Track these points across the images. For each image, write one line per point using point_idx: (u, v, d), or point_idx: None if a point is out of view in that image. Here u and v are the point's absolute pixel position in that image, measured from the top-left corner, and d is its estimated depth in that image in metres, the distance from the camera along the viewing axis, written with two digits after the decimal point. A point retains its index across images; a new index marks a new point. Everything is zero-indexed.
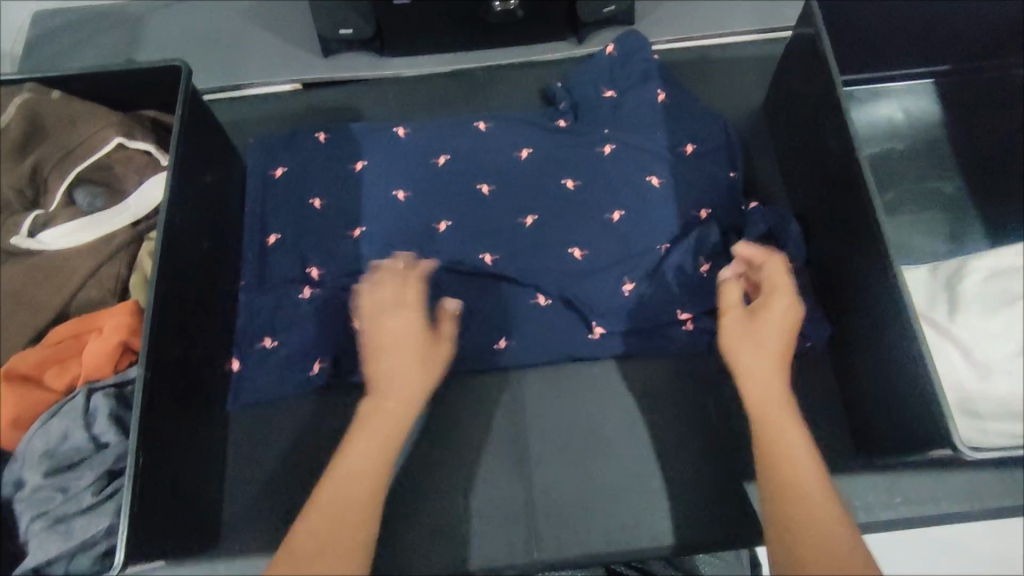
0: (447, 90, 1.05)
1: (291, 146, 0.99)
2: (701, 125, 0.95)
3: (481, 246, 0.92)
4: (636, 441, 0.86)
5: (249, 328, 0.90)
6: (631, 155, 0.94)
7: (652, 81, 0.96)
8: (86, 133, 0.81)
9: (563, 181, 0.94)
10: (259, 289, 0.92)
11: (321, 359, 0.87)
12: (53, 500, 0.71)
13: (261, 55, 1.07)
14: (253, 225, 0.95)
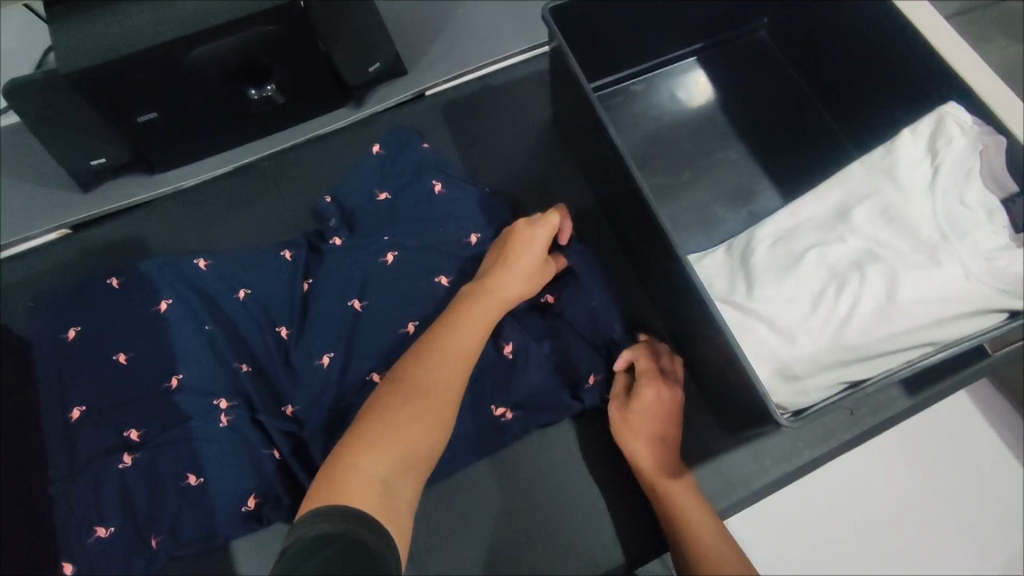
0: (233, 191, 0.98)
1: (75, 302, 0.89)
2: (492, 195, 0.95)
3: (312, 347, 0.86)
4: (519, 495, 0.84)
5: (71, 522, 0.79)
6: (438, 212, 0.93)
7: (426, 174, 0.95)
8: None
9: (382, 257, 0.90)
10: (71, 474, 0.80)
11: (160, 535, 0.79)
12: None
13: (8, 210, 0.95)
14: (49, 403, 0.84)
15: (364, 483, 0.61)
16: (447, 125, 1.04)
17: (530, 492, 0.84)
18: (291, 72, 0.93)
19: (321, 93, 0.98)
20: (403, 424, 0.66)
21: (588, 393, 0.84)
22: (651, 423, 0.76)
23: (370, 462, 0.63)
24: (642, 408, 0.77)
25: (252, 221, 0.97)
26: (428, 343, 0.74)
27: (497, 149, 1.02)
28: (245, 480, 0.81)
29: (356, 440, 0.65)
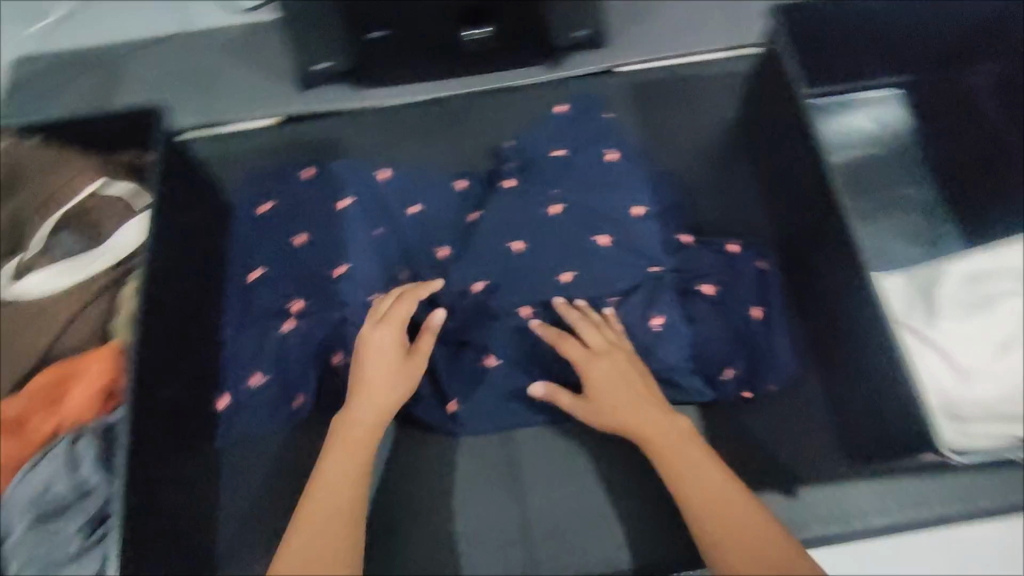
0: (423, 117, 1.05)
1: (279, 180, 0.99)
2: None
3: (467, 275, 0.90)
4: (631, 466, 0.86)
5: (235, 363, 0.90)
6: (615, 182, 0.92)
7: (605, 142, 0.97)
8: (66, 178, 0.79)
9: (550, 207, 0.90)
10: (243, 325, 0.91)
11: (304, 396, 0.88)
12: (42, 548, 0.62)
13: (240, 91, 1.08)
14: (236, 260, 0.95)
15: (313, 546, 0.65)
16: (633, 102, 1.06)
17: (641, 464, 0.86)
18: (506, 23, 1.02)
19: (526, 48, 1.05)
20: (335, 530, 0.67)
21: (725, 383, 0.84)
22: (605, 388, 0.76)
23: (298, 545, 0.65)
24: (593, 379, 0.76)
25: (438, 150, 1.04)
26: (338, 435, 0.74)
27: (675, 136, 1.04)
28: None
29: (317, 514, 0.68)
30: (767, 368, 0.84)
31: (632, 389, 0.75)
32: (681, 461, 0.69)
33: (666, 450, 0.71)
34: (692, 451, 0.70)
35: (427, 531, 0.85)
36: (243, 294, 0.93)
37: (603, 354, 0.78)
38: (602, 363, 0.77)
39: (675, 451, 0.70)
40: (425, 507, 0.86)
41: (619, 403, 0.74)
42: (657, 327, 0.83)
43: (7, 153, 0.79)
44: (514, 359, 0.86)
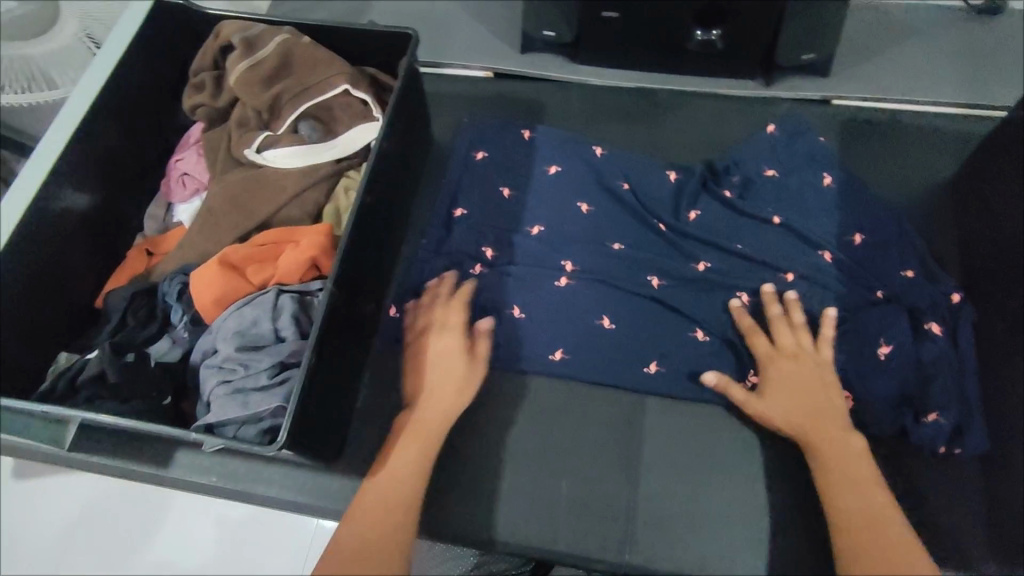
0: (628, 103, 1.09)
1: (486, 130, 1.03)
2: (873, 214, 0.91)
3: (638, 260, 0.90)
4: (760, 489, 0.80)
5: (404, 277, 0.94)
6: (815, 202, 0.93)
7: (818, 166, 0.95)
8: (323, 75, 0.89)
9: (770, 217, 0.91)
10: (430, 246, 0.95)
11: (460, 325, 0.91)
12: (237, 371, 0.70)
13: (466, 41, 1.16)
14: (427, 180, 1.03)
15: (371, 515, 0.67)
16: (841, 137, 1.03)
17: (771, 495, 0.80)
18: (737, 31, 1.01)
19: (746, 60, 1.06)
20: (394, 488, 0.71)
21: (924, 427, 0.78)
22: (821, 377, 0.78)
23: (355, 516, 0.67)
24: (776, 369, 0.79)
25: (634, 136, 1.06)
26: (414, 424, 0.77)
27: (881, 183, 0.99)
28: (536, 333, 0.88)
29: (370, 496, 0.70)
30: (963, 434, 0.78)
31: (818, 390, 0.77)
32: (853, 481, 0.70)
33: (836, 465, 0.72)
34: (863, 463, 0.72)
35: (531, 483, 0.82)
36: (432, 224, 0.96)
37: (788, 356, 0.80)
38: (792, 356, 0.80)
39: (845, 467, 0.72)
40: (536, 456, 0.84)
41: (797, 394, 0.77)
42: (882, 354, 0.82)
43: (281, 41, 0.88)
44: (664, 348, 0.86)
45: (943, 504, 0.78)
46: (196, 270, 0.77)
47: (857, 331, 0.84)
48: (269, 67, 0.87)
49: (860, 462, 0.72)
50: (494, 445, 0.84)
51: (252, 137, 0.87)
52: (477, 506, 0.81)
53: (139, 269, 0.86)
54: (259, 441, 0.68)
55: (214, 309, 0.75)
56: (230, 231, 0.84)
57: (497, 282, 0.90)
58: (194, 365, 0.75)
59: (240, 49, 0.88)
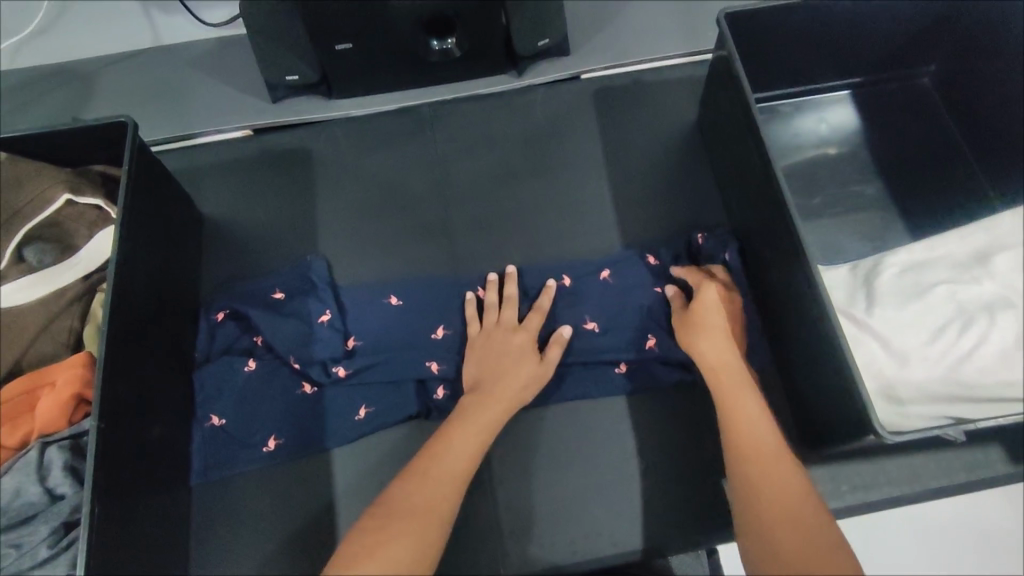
0: (394, 127, 1.09)
1: (244, 230, 1.01)
2: (627, 192, 1.03)
3: (445, 297, 0.94)
4: (598, 459, 0.88)
5: (211, 352, 0.91)
6: (583, 193, 1.04)
7: (582, 169, 1.06)
8: (35, 192, 0.79)
9: (541, 239, 1.00)
10: (228, 317, 0.92)
11: (278, 436, 0.86)
12: (7, 556, 0.62)
13: (210, 103, 1.09)
14: (212, 250, 1.00)
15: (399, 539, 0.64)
16: (598, 109, 1.10)
17: (607, 464, 0.88)
18: (472, 32, 1.03)
19: (490, 57, 1.08)
20: (425, 507, 0.68)
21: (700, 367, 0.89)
22: (713, 346, 0.81)
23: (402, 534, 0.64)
24: (709, 322, 0.82)
25: (406, 158, 1.06)
26: (502, 367, 0.84)
27: (639, 147, 1.07)
28: (369, 385, 0.88)
29: (412, 493, 0.69)
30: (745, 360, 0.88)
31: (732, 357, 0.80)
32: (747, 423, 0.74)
33: (721, 367, 0.80)
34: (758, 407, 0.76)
35: None
36: (229, 305, 0.92)
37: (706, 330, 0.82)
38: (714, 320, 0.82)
39: (735, 386, 0.78)
40: None
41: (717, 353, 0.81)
42: (651, 346, 0.89)
43: None
44: None
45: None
46: None
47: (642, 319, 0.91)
48: None
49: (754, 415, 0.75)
50: (344, 513, 0.85)
51: None
52: None
53: None
54: None
55: None
56: None
57: (305, 338, 0.88)
58: None
59: None
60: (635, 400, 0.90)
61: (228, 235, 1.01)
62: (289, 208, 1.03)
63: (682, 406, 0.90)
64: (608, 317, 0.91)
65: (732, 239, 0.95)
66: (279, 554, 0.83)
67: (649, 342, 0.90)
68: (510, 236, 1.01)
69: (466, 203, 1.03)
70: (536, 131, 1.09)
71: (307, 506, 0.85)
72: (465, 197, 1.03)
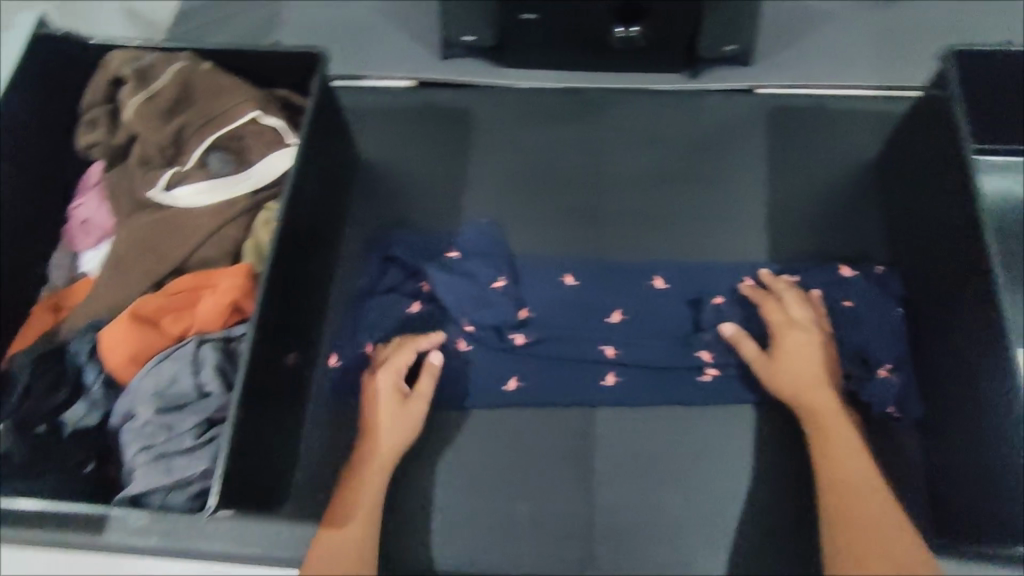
0: (558, 106, 1.07)
1: (396, 178, 1.03)
2: (788, 221, 0.98)
3: (591, 288, 0.93)
4: (711, 489, 0.83)
5: (375, 286, 0.92)
6: (740, 212, 0.99)
7: (743, 187, 1.01)
8: (228, 104, 0.83)
9: (688, 252, 0.96)
10: (395, 259, 0.94)
11: (418, 381, 0.87)
12: (158, 437, 0.66)
13: (385, 50, 1.11)
14: (362, 190, 1.02)
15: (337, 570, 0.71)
16: (770, 126, 1.05)
17: (721, 497, 0.83)
18: (661, 24, 0.99)
19: (670, 53, 1.04)
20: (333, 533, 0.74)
21: (867, 409, 0.84)
22: (798, 362, 0.81)
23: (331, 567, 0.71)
24: (783, 346, 0.83)
25: (565, 140, 1.05)
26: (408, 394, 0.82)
27: (808, 177, 1.01)
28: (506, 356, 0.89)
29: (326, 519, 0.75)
30: (899, 406, 0.84)
31: (813, 369, 0.81)
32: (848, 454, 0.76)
33: (819, 408, 0.79)
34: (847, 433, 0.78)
35: (491, 509, 0.83)
36: (404, 253, 0.94)
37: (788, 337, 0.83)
38: (794, 342, 0.82)
39: (838, 425, 0.78)
40: (493, 482, 0.85)
41: (807, 379, 0.80)
42: None
43: (178, 70, 0.83)
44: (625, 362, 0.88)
45: (893, 475, 0.82)
46: (106, 327, 0.72)
47: None
48: (170, 96, 0.82)
49: (843, 440, 0.77)
50: (446, 475, 0.85)
51: (157, 176, 0.81)
52: (440, 538, 0.82)
53: (44, 327, 0.80)
54: (191, 507, 0.65)
55: (128, 367, 0.71)
56: (143, 280, 0.78)
57: (476, 299, 0.89)
58: (113, 428, 0.70)
59: (133, 81, 0.82)
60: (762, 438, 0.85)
61: (380, 180, 1.03)
62: (443, 166, 1.04)
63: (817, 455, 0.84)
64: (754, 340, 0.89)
65: (893, 278, 0.91)
66: (378, 500, 0.84)
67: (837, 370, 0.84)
68: (655, 241, 0.98)
69: (617, 197, 1.01)
70: (702, 138, 1.04)
71: (413, 460, 0.85)
72: (617, 190, 1.01)
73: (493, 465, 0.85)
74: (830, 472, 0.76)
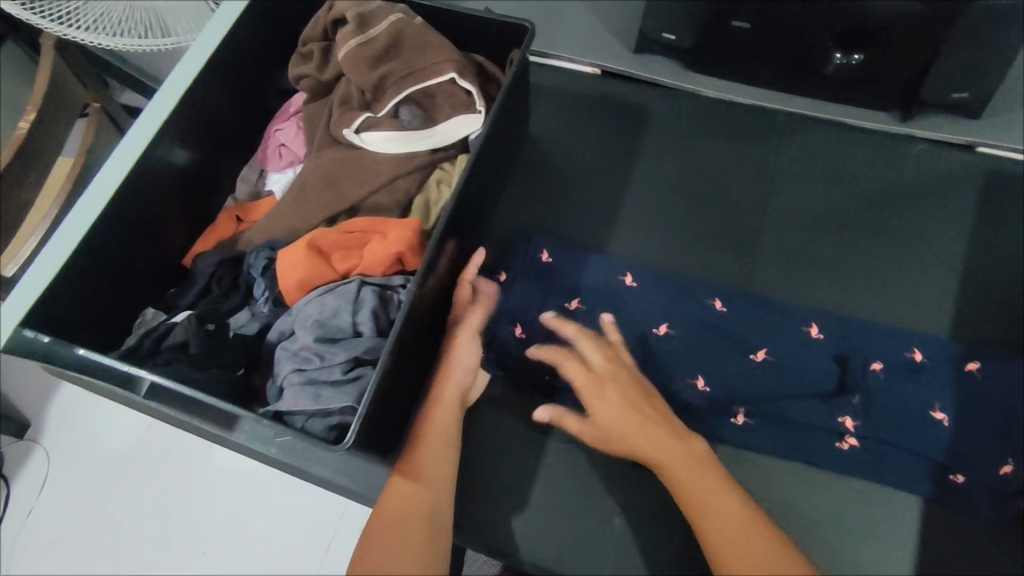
0: (742, 122, 1.01)
1: (559, 162, 1.02)
2: (979, 299, 0.87)
3: (745, 321, 0.87)
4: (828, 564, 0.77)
5: (522, 271, 0.92)
6: (924, 277, 0.89)
7: (933, 254, 0.90)
8: (430, 61, 0.85)
9: (853, 309, 0.89)
10: (544, 249, 0.93)
11: (551, 374, 0.86)
12: (312, 363, 0.69)
13: (574, 30, 1.08)
14: (524, 168, 1.02)
15: (412, 530, 0.69)
16: (981, 190, 0.93)
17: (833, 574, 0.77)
18: (888, 56, 0.90)
19: (885, 89, 0.94)
20: (410, 493, 0.71)
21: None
22: (594, 359, 0.79)
23: (406, 526, 0.69)
24: (555, 325, 0.82)
25: (742, 159, 0.99)
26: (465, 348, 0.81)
27: (1014, 258, 0.89)
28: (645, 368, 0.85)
29: (401, 477, 0.73)
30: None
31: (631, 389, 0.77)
32: (694, 472, 0.72)
33: (630, 428, 0.74)
34: (693, 457, 0.73)
35: (588, 515, 0.82)
36: (552, 246, 0.93)
37: (575, 334, 0.81)
38: (564, 326, 0.82)
39: (671, 452, 0.72)
40: (595, 489, 0.83)
41: (596, 378, 0.77)
42: (959, 480, 0.78)
43: (393, 21, 0.86)
44: (761, 408, 0.82)
45: None
46: (284, 250, 0.76)
47: (950, 442, 0.79)
48: (380, 45, 0.85)
49: (680, 466, 0.72)
50: (551, 468, 0.84)
51: (352, 117, 0.85)
52: (533, 528, 0.81)
53: (225, 235, 0.87)
54: (327, 437, 0.68)
55: (297, 292, 0.75)
56: (319, 213, 0.82)
57: (623, 305, 0.88)
58: (270, 342, 0.75)
59: (352, 25, 0.85)
60: (896, 528, 0.78)
61: (542, 160, 1.02)
62: (608, 159, 1.01)
63: (956, 561, 0.76)
64: (921, 427, 0.79)
65: None
66: (478, 472, 0.84)
67: (1004, 467, 0.77)
68: (817, 286, 0.90)
69: (785, 230, 0.94)
70: (898, 187, 0.95)
71: (520, 442, 0.86)
72: (787, 222, 0.94)
73: (597, 471, 0.83)
74: (693, 505, 0.70)
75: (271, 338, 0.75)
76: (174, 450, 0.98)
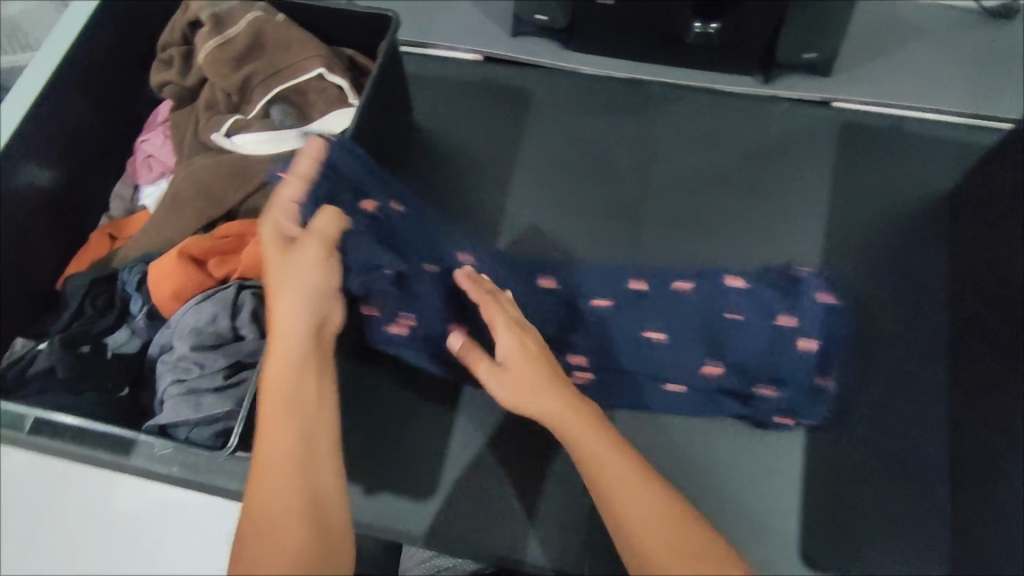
0: (621, 96, 1.05)
1: (448, 150, 1.03)
2: (844, 242, 0.94)
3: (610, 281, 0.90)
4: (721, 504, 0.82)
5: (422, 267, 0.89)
6: (795, 227, 0.95)
7: (802, 204, 0.96)
8: (295, 58, 0.84)
9: (732, 262, 0.94)
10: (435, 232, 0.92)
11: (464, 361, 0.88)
12: (191, 372, 0.68)
13: (453, 18, 1.09)
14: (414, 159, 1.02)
15: (283, 503, 0.54)
16: (840, 142, 1.00)
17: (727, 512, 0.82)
18: (741, 23, 0.95)
19: (744, 54, 1.00)
20: (273, 462, 0.57)
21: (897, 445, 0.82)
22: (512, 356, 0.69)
23: (273, 501, 0.54)
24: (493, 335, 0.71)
25: (623, 132, 1.03)
26: (310, 283, 0.67)
27: (872, 201, 0.96)
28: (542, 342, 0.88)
29: (264, 444, 0.58)
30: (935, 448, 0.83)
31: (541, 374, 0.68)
32: (605, 453, 0.62)
33: (543, 410, 0.66)
34: (603, 435, 0.64)
35: (497, 490, 0.83)
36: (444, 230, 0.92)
37: (509, 340, 0.70)
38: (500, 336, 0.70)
39: (580, 429, 0.64)
40: (503, 464, 0.85)
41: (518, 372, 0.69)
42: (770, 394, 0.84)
43: (253, 19, 0.84)
44: (650, 365, 0.86)
45: (915, 513, 0.81)
46: (156, 261, 0.74)
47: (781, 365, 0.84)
48: (242, 45, 0.84)
49: (596, 441, 0.63)
50: (459, 449, 0.86)
51: (222, 121, 0.84)
52: (446, 509, 0.83)
53: (101, 254, 0.84)
54: (213, 444, 0.67)
55: (173, 303, 0.73)
56: (196, 222, 0.81)
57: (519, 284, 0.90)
58: (150, 358, 0.74)
59: (209, 27, 0.84)
60: (782, 461, 0.84)
61: (432, 149, 1.03)
62: (496, 143, 1.03)
63: (836, 484, 0.83)
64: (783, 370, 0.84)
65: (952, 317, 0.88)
66: (388, 463, 0.85)
67: (822, 380, 0.84)
68: (699, 246, 0.95)
69: (666, 195, 0.98)
70: (765, 145, 1.00)
71: (429, 430, 0.87)
72: (668, 188, 0.99)
73: (503, 447, 0.85)
74: (602, 482, 0.61)
75: (150, 353, 0.74)
76: (55, 508, 0.85)
